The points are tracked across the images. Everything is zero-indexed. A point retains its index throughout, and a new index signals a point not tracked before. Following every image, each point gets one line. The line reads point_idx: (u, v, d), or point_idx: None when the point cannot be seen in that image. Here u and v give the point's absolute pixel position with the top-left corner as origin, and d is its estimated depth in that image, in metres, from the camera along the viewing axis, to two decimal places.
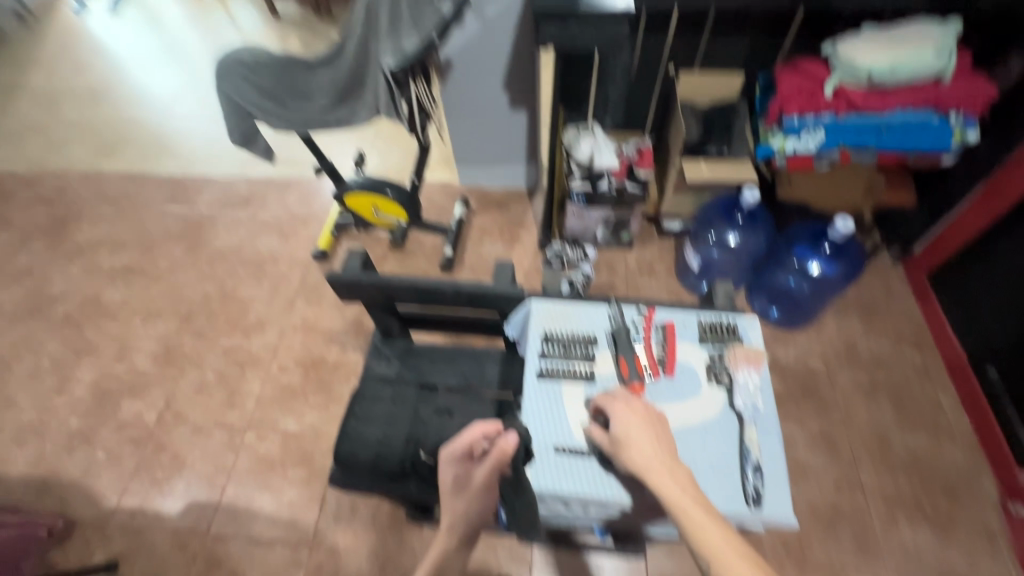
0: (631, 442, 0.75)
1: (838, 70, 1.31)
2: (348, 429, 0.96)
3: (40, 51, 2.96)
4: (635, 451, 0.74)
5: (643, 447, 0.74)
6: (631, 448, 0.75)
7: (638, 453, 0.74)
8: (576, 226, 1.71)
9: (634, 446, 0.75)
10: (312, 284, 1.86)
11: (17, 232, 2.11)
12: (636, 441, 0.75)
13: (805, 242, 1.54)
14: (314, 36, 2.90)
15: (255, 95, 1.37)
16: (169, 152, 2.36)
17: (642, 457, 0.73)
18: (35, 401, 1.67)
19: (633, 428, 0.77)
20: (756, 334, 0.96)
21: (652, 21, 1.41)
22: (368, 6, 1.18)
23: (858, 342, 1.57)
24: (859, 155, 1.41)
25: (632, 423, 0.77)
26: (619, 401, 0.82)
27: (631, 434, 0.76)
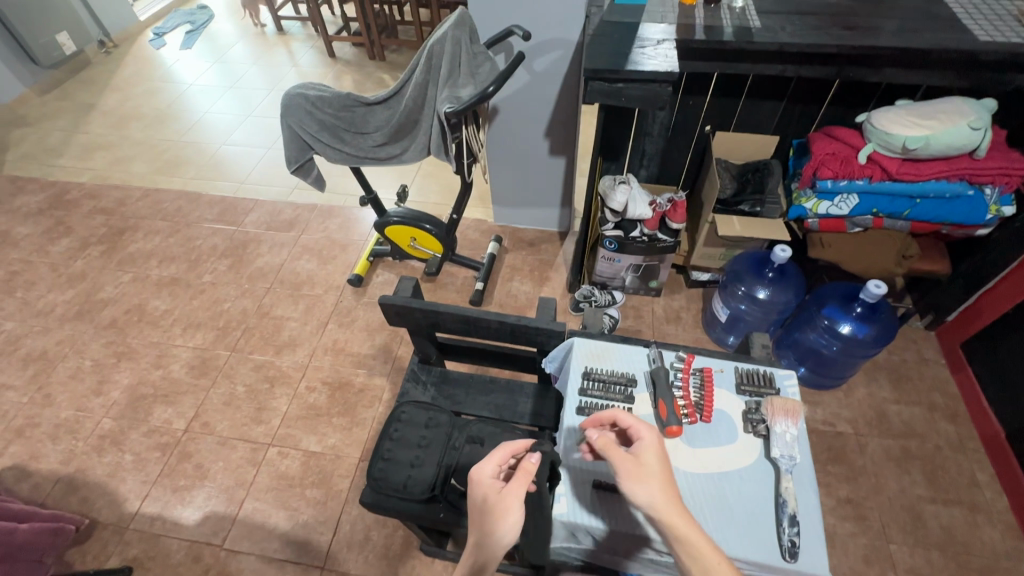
0: (639, 470, 0.62)
1: (872, 140, 1.36)
2: (382, 450, 1.00)
3: (117, 77, 3.23)
4: (642, 481, 0.61)
5: (654, 479, 0.61)
6: (636, 475, 0.61)
7: (646, 485, 0.60)
8: (606, 271, 1.74)
9: (643, 475, 0.61)
10: (346, 308, 1.93)
11: (76, 238, 2.25)
12: (646, 470, 0.62)
13: (836, 302, 1.51)
14: (366, 77, 3.11)
15: (316, 127, 1.47)
16: (223, 174, 2.52)
17: (648, 492, 0.60)
18: (73, 400, 1.74)
19: (647, 455, 0.63)
20: (796, 387, 0.86)
21: (691, 84, 1.53)
22: (431, 56, 1.30)
23: (888, 408, 1.54)
24: (892, 221, 1.46)
25: (649, 448, 0.64)
26: (643, 420, 0.68)
27: (642, 461, 0.63)
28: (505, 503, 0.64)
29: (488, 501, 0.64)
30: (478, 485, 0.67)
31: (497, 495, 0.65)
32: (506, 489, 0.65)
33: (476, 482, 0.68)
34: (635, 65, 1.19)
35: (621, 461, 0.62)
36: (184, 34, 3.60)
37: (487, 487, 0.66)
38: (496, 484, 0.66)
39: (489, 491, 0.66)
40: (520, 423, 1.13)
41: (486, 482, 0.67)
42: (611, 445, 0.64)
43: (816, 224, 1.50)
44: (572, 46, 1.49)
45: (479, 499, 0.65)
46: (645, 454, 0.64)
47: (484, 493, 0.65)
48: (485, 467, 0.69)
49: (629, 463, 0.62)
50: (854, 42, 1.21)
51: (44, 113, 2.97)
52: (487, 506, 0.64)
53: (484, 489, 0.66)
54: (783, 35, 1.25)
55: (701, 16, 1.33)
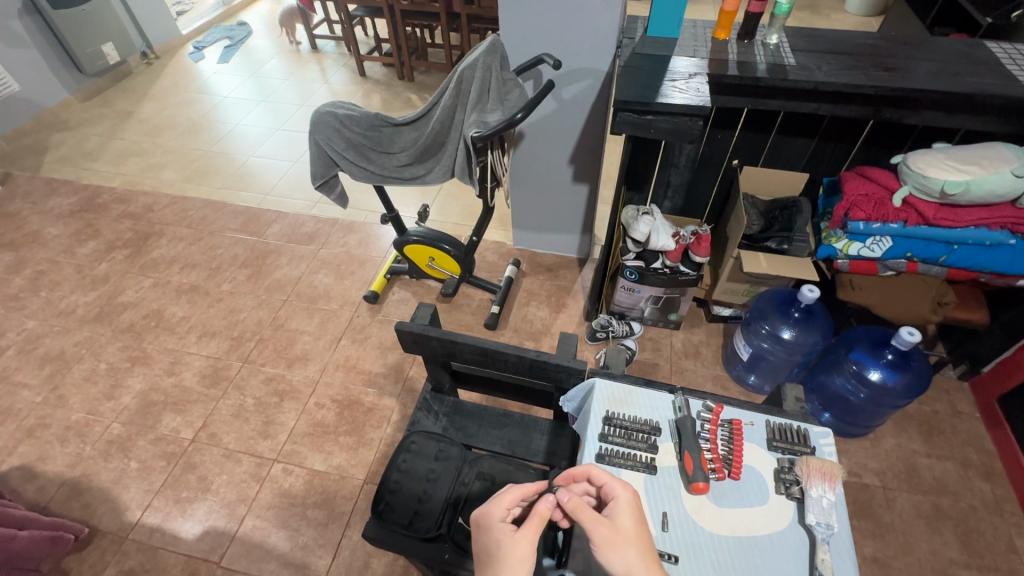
0: (614, 536, 0.61)
1: (908, 182, 1.33)
2: (389, 482, 0.97)
3: (156, 86, 3.34)
4: (616, 548, 0.60)
5: (630, 545, 0.60)
6: (610, 541, 0.60)
7: (621, 552, 0.59)
8: (624, 301, 1.71)
9: (617, 541, 0.60)
10: (360, 325, 1.92)
11: (103, 241, 2.29)
12: (621, 535, 0.61)
13: (866, 348, 1.44)
14: (394, 96, 3.16)
15: (343, 145, 1.48)
16: (250, 186, 2.56)
17: (623, 559, 0.59)
18: (85, 403, 1.74)
19: (621, 517, 0.62)
20: (833, 447, 0.81)
21: (721, 119, 1.51)
22: (460, 81, 1.31)
23: (918, 462, 1.46)
24: (927, 266, 1.41)
25: (623, 510, 0.63)
26: (616, 476, 0.67)
27: (615, 525, 0.62)
28: (517, 552, 0.61)
29: (502, 548, 0.61)
30: (490, 531, 0.63)
31: (508, 543, 0.61)
32: (519, 535, 0.62)
33: (485, 526, 0.64)
34: (665, 97, 1.18)
35: (594, 527, 0.61)
36: (222, 48, 3.73)
37: (497, 535, 0.63)
38: (508, 529, 0.63)
39: (500, 538, 0.62)
40: (533, 460, 1.09)
41: (496, 529, 0.63)
42: (583, 508, 0.62)
43: (846, 265, 1.45)
44: (601, 76, 1.48)
45: (488, 548, 0.63)
46: (619, 518, 0.62)
47: (495, 541, 0.62)
48: (494, 510, 0.65)
49: (603, 527, 0.61)
50: (892, 83, 1.18)
51: (84, 118, 3.07)
52: (497, 554, 0.61)
53: (494, 537, 0.63)
54: (818, 73, 1.23)
55: (733, 52, 1.33)
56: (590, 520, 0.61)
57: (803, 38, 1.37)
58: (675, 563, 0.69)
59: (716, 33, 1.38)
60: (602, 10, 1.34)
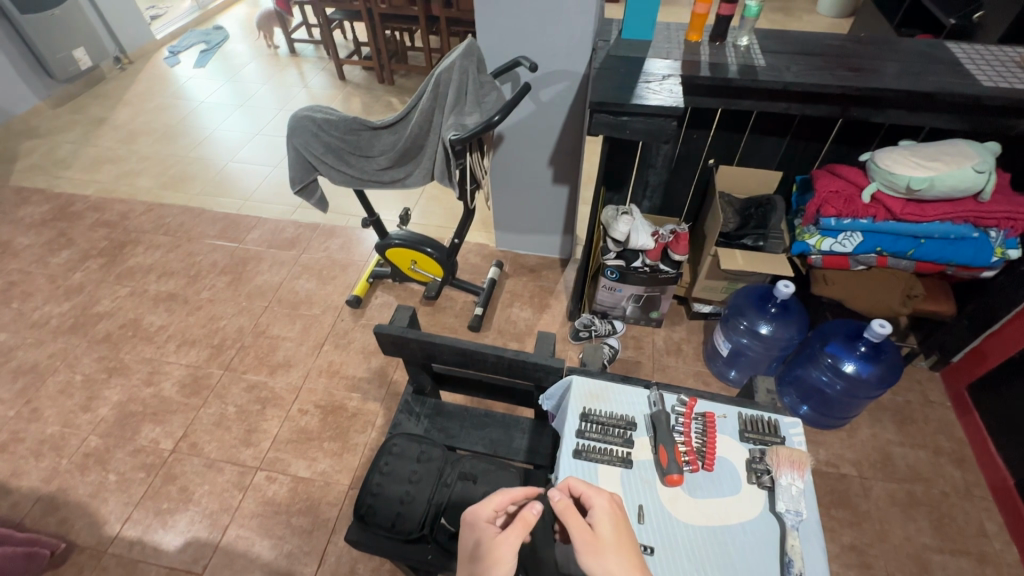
0: (594, 543, 0.61)
1: (875, 179, 1.37)
2: (371, 485, 0.97)
3: (130, 92, 3.29)
4: (597, 555, 0.60)
5: (610, 551, 0.60)
6: (592, 549, 0.60)
7: (601, 559, 0.59)
8: (606, 300, 1.72)
9: (598, 547, 0.60)
10: (343, 329, 1.91)
11: (77, 251, 2.25)
12: (601, 542, 0.61)
13: (839, 340, 1.48)
14: (374, 100, 3.15)
15: (321, 150, 1.47)
16: (228, 191, 2.53)
17: (603, 566, 0.59)
18: (60, 416, 1.70)
19: (601, 524, 0.63)
20: (803, 437, 0.83)
21: (696, 119, 1.54)
22: (437, 84, 1.31)
23: (893, 451, 1.50)
24: (897, 260, 1.46)
25: (602, 518, 0.63)
26: (594, 485, 0.67)
27: (595, 533, 0.62)
28: (496, 554, 0.61)
29: (482, 547, 0.62)
30: (474, 528, 0.65)
31: (489, 541, 0.62)
32: (501, 535, 0.62)
33: (471, 525, 0.66)
34: (639, 99, 1.19)
35: (577, 533, 0.61)
36: (198, 53, 3.68)
37: (480, 533, 0.64)
38: (491, 529, 0.64)
39: (483, 537, 0.63)
40: (515, 459, 1.10)
41: (479, 527, 0.65)
42: (570, 512, 0.63)
43: (820, 261, 1.49)
44: (578, 78, 1.50)
45: (472, 545, 0.64)
46: (600, 526, 0.63)
47: (478, 540, 0.64)
48: (480, 510, 0.67)
49: (584, 534, 0.61)
50: (858, 83, 1.21)
51: (56, 125, 3.01)
52: (479, 552, 0.62)
53: (479, 537, 0.64)
54: (787, 74, 1.26)
55: (706, 54, 1.35)
56: (573, 524, 0.62)
57: (773, 40, 1.40)
58: (651, 554, 0.71)
59: (689, 35, 1.41)
60: (577, 14, 1.36)
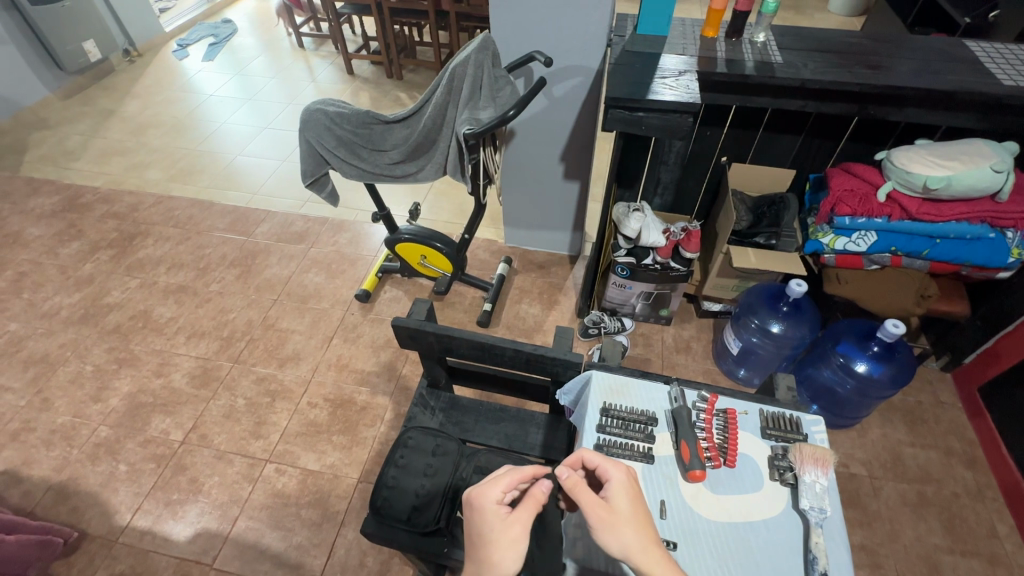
0: (610, 518, 0.60)
1: (891, 178, 1.36)
2: (386, 477, 0.97)
3: (139, 84, 3.29)
4: (614, 529, 0.60)
5: (626, 526, 0.60)
6: (609, 524, 0.60)
7: (619, 533, 0.60)
8: (616, 297, 1.72)
9: (615, 523, 0.60)
10: (352, 324, 1.91)
11: (87, 242, 2.25)
12: (617, 516, 0.61)
13: (852, 340, 1.47)
14: (383, 94, 3.15)
15: (334, 143, 1.47)
16: (237, 185, 2.53)
17: (621, 541, 0.59)
18: (71, 406, 1.71)
19: (617, 500, 0.62)
20: (825, 434, 0.83)
21: (710, 115, 1.53)
22: (452, 79, 1.31)
23: (903, 452, 1.49)
24: (911, 259, 1.45)
25: (618, 492, 0.63)
26: (610, 458, 0.67)
27: (611, 508, 0.62)
28: (510, 533, 0.61)
29: (494, 532, 0.61)
30: (484, 516, 0.62)
31: (500, 525, 0.61)
32: (513, 517, 0.62)
33: (479, 507, 0.63)
34: (654, 94, 1.19)
35: (591, 508, 0.60)
36: (207, 46, 3.68)
37: (491, 516, 0.62)
38: (504, 508, 0.62)
39: (497, 518, 0.62)
40: (529, 454, 1.10)
41: (490, 510, 0.62)
42: (581, 486, 0.62)
43: (833, 260, 1.49)
44: (592, 73, 1.49)
45: (481, 526, 0.62)
46: (616, 500, 0.62)
47: (487, 522, 0.62)
48: (490, 491, 0.64)
49: (600, 508, 0.61)
50: (876, 80, 1.20)
51: (65, 117, 3.01)
52: (489, 533, 0.61)
53: (486, 517, 0.62)
54: (805, 71, 1.25)
55: (722, 50, 1.35)
56: (587, 499, 0.61)
57: (789, 37, 1.39)
58: (674, 550, 0.71)
59: (705, 31, 1.40)
60: (592, 9, 1.35)
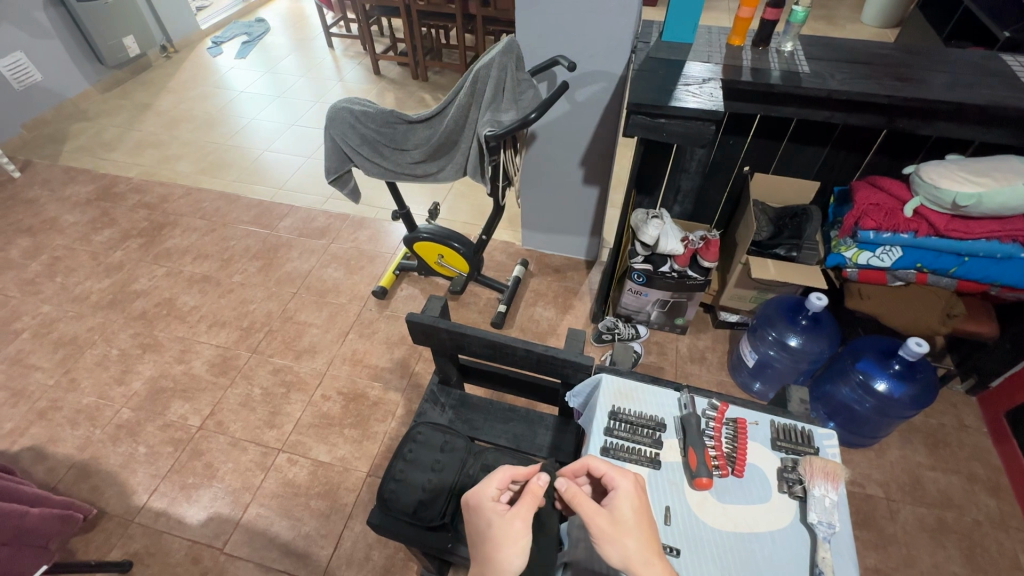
0: (613, 528, 0.61)
1: (919, 193, 1.33)
2: (395, 471, 0.99)
3: (174, 80, 3.40)
4: (615, 539, 0.60)
5: (629, 535, 0.60)
6: (612, 533, 0.61)
7: (620, 543, 0.60)
8: (631, 303, 1.71)
9: (617, 532, 0.61)
10: (368, 319, 1.94)
11: (118, 230, 2.33)
12: (620, 526, 0.61)
13: (873, 358, 1.44)
14: (407, 95, 3.19)
15: (357, 141, 1.50)
16: (263, 179, 2.59)
17: (622, 551, 0.60)
18: (96, 387, 1.77)
19: (621, 508, 0.62)
20: (837, 449, 0.81)
21: (735, 124, 1.52)
22: (476, 81, 1.33)
23: (923, 475, 1.45)
24: (937, 277, 1.42)
25: (624, 500, 0.63)
26: (616, 465, 0.66)
27: (615, 517, 0.62)
28: (507, 531, 0.61)
29: (491, 527, 0.62)
30: (481, 512, 0.64)
31: (498, 520, 0.62)
32: (510, 514, 0.62)
33: (475, 504, 0.65)
34: (677, 101, 1.18)
35: (593, 518, 0.61)
36: (240, 44, 3.77)
37: (488, 514, 0.63)
38: (498, 507, 0.64)
39: (491, 516, 0.63)
40: (537, 455, 1.10)
41: (486, 507, 0.64)
42: (581, 498, 0.62)
43: (855, 274, 1.47)
44: (615, 79, 1.49)
45: (480, 526, 0.63)
46: (619, 509, 0.62)
47: (484, 519, 0.63)
48: (485, 488, 0.66)
49: (601, 518, 0.61)
50: (906, 93, 1.18)
51: (103, 109, 3.13)
52: (489, 533, 0.62)
53: (483, 515, 0.64)
54: (832, 81, 1.23)
55: (748, 59, 1.34)
56: (588, 509, 0.61)
57: (818, 47, 1.37)
58: (677, 556, 0.70)
59: (731, 39, 1.39)
60: (618, 15, 1.35)
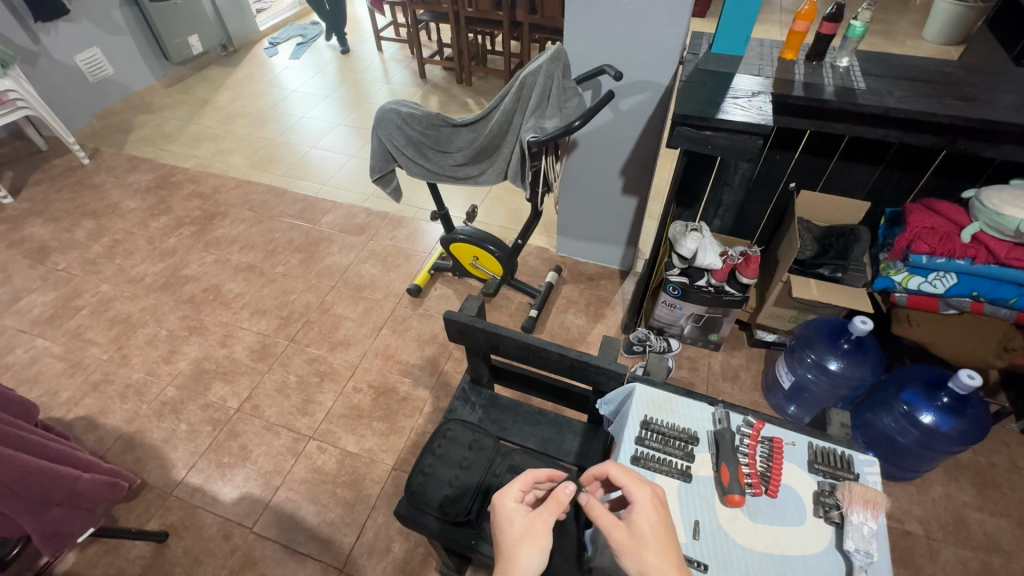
0: (631, 542, 0.61)
1: (979, 218, 1.28)
2: (424, 464, 1.01)
3: (233, 77, 3.57)
4: (632, 552, 0.60)
5: (648, 548, 0.60)
6: (629, 547, 0.61)
7: (637, 556, 0.60)
8: (664, 316, 1.69)
9: (636, 546, 0.61)
10: (401, 316, 1.98)
11: (173, 217, 2.47)
12: (637, 539, 0.61)
13: (918, 388, 1.38)
14: (451, 98, 3.26)
15: (403, 142, 1.54)
16: (308, 176, 2.68)
17: (640, 564, 0.60)
18: (145, 364, 1.87)
19: (640, 521, 0.62)
20: (879, 477, 0.79)
21: (783, 139, 1.48)
22: (522, 88, 1.34)
23: (969, 515, 1.37)
24: (995, 308, 1.35)
25: (641, 514, 0.62)
26: (635, 476, 0.65)
27: (633, 531, 0.61)
28: (531, 531, 0.62)
29: (510, 533, 0.62)
30: (504, 514, 0.64)
31: (522, 522, 0.63)
32: (533, 514, 0.63)
33: (498, 509, 0.65)
34: (724, 114, 1.17)
35: (611, 531, 0.62)
36: (295, 45, 3.94)
37: (510, 520, 0.63)
38: (523, 509, 0.64)
39: (513, 520, 0.63)
40: (564, 460, 1.10)
41: (511, 509, 0.64)
42: (600, 512, 0.63)
43: (904, 299, 1.41)
44: (661, 90, 1.49)
45: (500, 527, 0.64)
46: (638, 522, 0.62)
47: (508, 524, 0.63)
48: (509, 492, 0.66)
49: (619, 531, 0.61)
50: (968, 113, 1.14)
51: (166, 103, 3.32)
52: (511, 538, 0.62)
53: (507, 516, 0.64)
54: (889, 99, 1.19)
55: (801, 73, 1.31)
56: (606, 521, 0.62)
57: (875, 63, 1.33)
58: (704, 571, 0.69)
59: (784, 53, 1.36)
60: (668, 26, 1.35)
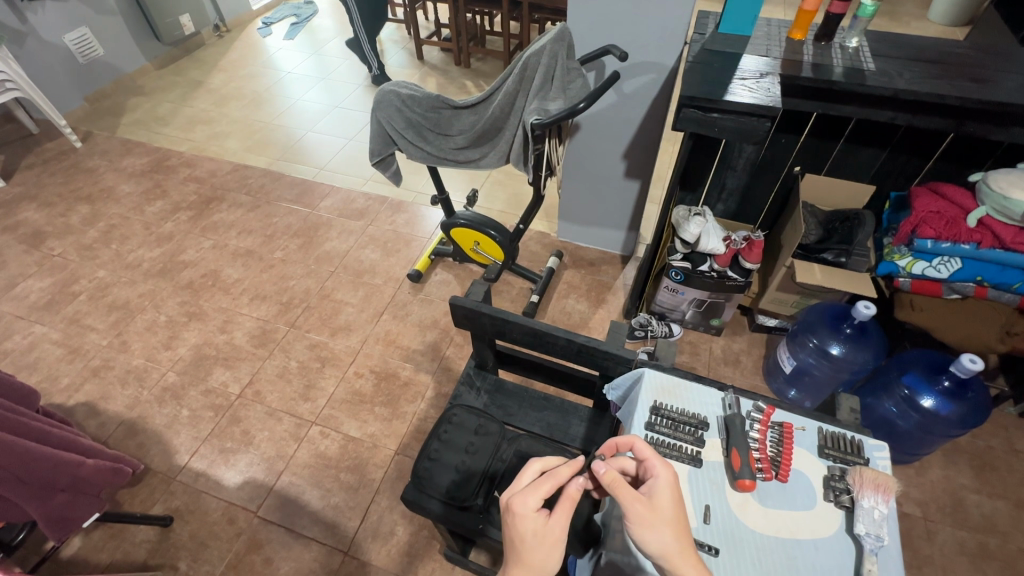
0: (651, 515, 0.61)
1: (986, 202, 1.27)
2: (429, 450, 1.01)
3: (226, 58, 3.50)
4: (654, 528, 0.60)
5: (666, 525, 0.60)
6: (647, 521, 0.60)
7: (658, 532, 0.60)
8: (666, 301, 1.68)
9: (655, 521, 0.60)
10: (401, 302, 1.97)
11: (169, 202, 2.44)
12: (657, 515, 0.61)
13: (920, 372, 1.38)
14: (449, 80, 3.21)
15: (403, 124, 1.51)
16: (306, 160, 2.65)
17: (659, 539, 0.60)
18: (144, 350, 1.86)
19: (659, 496, 0.62)
20: (889, 462, 0.79)
21: (790, 122, 1.46)
22: (525, 68, 1.32)
23: (966, 497, 1.39)
24: (998, 291, 1.36)
25: (662, 490, 0.62)
26: (658, 454, 0.65)
27: (653, 505, 0.61)
28: (553, 534, 0.61)
29: (533, 539, 0.61)
30: (523, 521, 0.62)
31: (539, 527, 0.61)
32: (554, 518, 0.62)
33: (513, 514, 0.63)
34: (732, 95, 1.15)
35: (632, 504, 0.60)
36: (289, 26, 3.85)
37: (529, 524, 0.62)
38: (542, 517, 0.62)
39: (534, 526, 0.61)
40: (570, 446, 1.10)
41: (529, 518, 0.62)
42: (621, 487, 0.61)
43: (908, 284, 1.42)
44: (666, 70, 1.46)
45: (520, 533, 0.62)
46: (657, 497, 0.62)
47: (527, 531, 0.61)
48: (527, 499, 0.62)
49: (640, 506, 0.61)
50: (980, 95, 1.11)
51: (158, 85, 3.25)
52: (532, 542, 0.61)
53: (526, 522, 0.62)
54: (899, 80, 1.17)
55: (808, 53, 1.28)
56: (628, 498, 0.61)
57: (884, 43, 1.31)
58: (716, 555, 0.70)
59: (792, 33, 1.34)
60: (674, 6, 1.32)
